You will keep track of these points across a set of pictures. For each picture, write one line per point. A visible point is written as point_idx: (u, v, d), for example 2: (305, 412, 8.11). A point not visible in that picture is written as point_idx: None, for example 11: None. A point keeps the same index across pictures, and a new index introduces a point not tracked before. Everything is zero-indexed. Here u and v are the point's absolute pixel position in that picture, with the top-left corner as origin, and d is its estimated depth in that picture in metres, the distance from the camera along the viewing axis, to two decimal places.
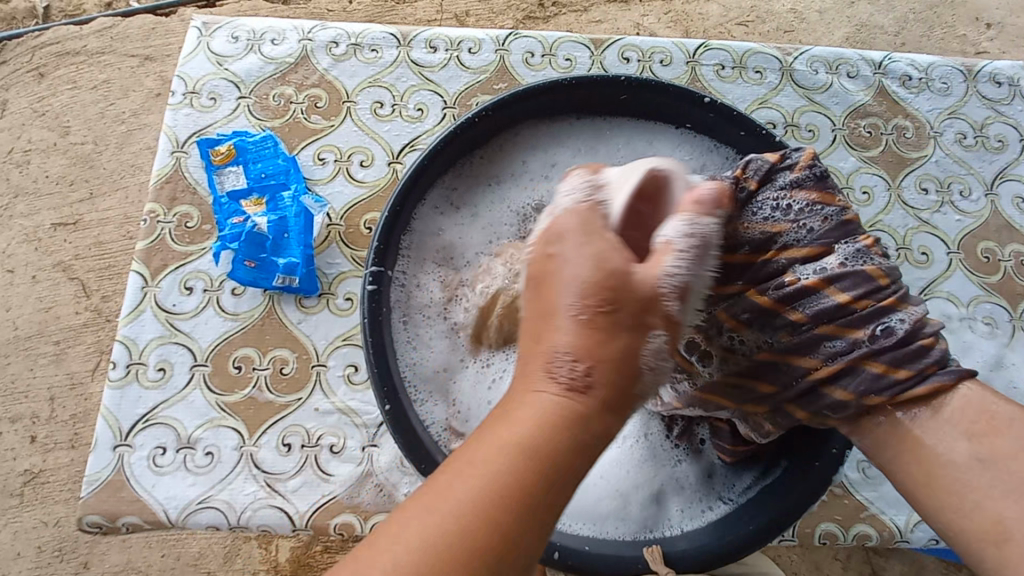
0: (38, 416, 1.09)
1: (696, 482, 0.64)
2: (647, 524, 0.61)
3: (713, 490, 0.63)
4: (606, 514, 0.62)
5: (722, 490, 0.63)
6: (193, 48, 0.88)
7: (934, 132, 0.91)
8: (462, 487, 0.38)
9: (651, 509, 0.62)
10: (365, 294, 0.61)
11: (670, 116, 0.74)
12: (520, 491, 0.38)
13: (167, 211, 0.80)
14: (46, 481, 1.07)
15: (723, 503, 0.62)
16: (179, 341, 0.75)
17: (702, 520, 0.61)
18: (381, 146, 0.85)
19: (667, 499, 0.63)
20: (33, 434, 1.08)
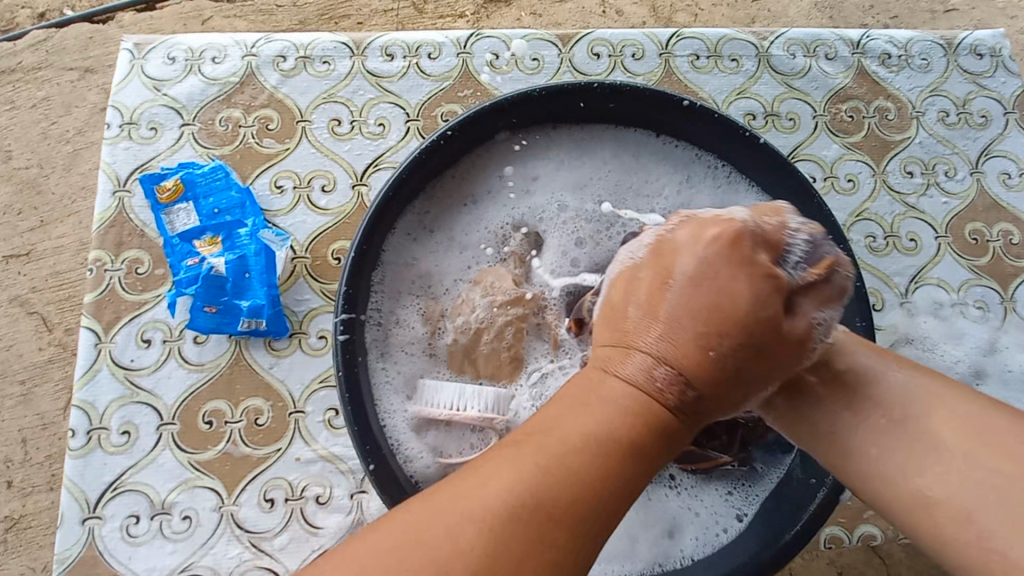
0: (12, 460, 1.02)
1: (710, 503, 0.61)
2: (658, 557, 0.59)
3: (731, 509, 0.60)
4: (612, 552, 0.59)
5: (740, 507, 0.60)
6: (126, 73, 0.81)
7: (916, 112, 0.88)
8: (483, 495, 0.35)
9: (662, 540, 0.60)
10: (337, 345, 0.56)
11: (649, 120, 0.69)
12: (587, 464, 0.37)
13: (115, 257, 0.73)
14: (29, 526, 1.00)
15: (739, 522, 0.59)
16: (141, 399, 0.70)
17: (715, 546, 0.59)
18: (343, 168, 0.79)
19: (682, 526, 0.60)
20: (9, 478, 1.01)
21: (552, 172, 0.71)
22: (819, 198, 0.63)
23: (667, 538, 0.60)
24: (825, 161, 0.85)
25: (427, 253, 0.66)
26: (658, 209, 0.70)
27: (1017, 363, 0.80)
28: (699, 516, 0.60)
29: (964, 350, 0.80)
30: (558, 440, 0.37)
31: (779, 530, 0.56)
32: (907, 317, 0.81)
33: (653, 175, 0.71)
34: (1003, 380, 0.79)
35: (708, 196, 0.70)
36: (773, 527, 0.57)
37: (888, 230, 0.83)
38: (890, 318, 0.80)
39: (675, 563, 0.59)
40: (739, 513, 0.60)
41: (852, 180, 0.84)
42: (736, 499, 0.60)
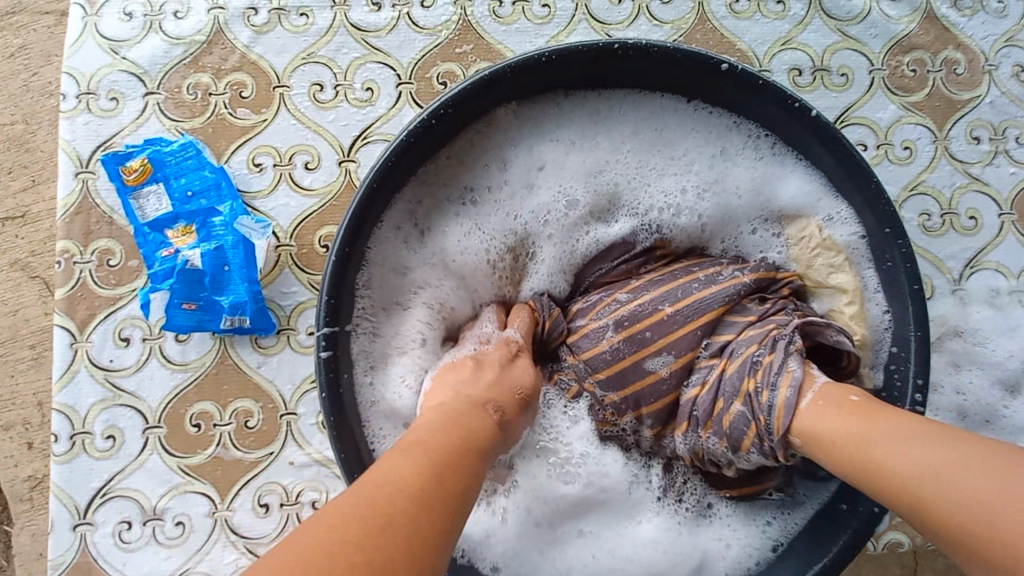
0: None
1: (744, 532, 0.57)
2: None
3: (766, 539, 0.56)
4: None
5: (776, 538, 0.56)
6: (79, 32, 0.71)
7: (990, 65, 0.75)
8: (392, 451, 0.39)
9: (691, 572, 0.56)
10: (320, 364, 0.51)
11: (677, 85, 0.58)
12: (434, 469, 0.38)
13: (84, 248, 0.67)
14: None
15: (774, 554, 0.56)
16: (124, 402, 0.65)
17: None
18: (328, 142, 0.70)
19: (712, 557, 0.57)
20: None
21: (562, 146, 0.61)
22: (871, 169, 0.54)
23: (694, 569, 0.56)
24: (879, 125, 0.73)
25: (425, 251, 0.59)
26: (690, 191, 0.61)
27: None
28: (729, 546, 0.57)
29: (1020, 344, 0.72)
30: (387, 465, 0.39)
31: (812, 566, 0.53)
32: (959, 307, 0.72)
33: (682, 148, 0.61)
34: None
35: (747, 172, 0.60)
36: (809, 563, 0.53)
37: (945, 206, 0.73)
38: (940, 309, 0.72)
39: None
40: (775, 544, 0.56)
41: (909, 147, 0.73)
42: (771, 528, 0.57)
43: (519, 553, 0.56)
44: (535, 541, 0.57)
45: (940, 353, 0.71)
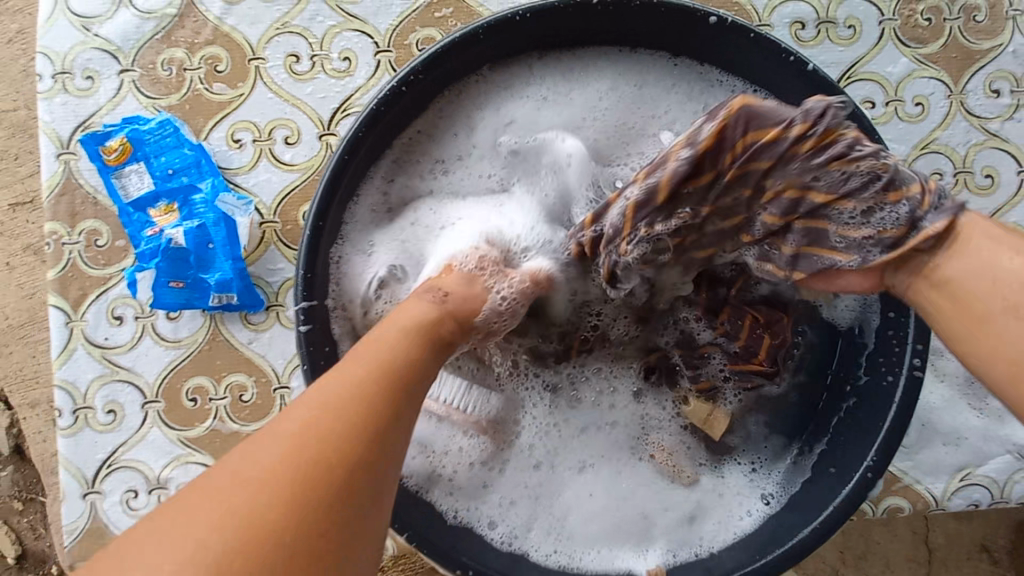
0: None
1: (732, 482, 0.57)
2: (674, 543, 0.55)
3: (755, 489, 0.56)
4: (625, 541, 0.56)
5: (765, 487, 0.56)
6: (50, 13, 0.70)
7: (1014, 9, 0.66)
8: (307, 413, 0.35)
9: (679, 527, 0.56)
10: (301, 338, 0.50)
11: (662, 39, 0.55)
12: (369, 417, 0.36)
13: (71, 230, 0.68)
14: None
15: (763, 504, 0.55)
16: (122, 378, 0.68)
17: (738, 532, 0.54)
18: (307, 115, 0.69)
19: (702, 514, 0.56)
20: None
21: (536, 112, 0.59)
22: (877, 129, 0.50)
23: (686, 523, 0.56)
24: (889, 80, 0.66)
25: (409, 230, 0.59)
26: None
27: None
28: (721, 499, 0.57)
29: None
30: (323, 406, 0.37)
31: (804, 520, 0.51)
32: None
33: (664, 109, 0.59)
34: None
35: None
36: (797, 514, 0.53)
37: (960, 165, 0.66)
38: None
39: (692, 553, 0.55)
40: (765, 494, 0.56)
41: (921, 103, 0.66)
42: (762, 480, 0.57)
43: (512, 517, 0.56)
44: (528, 497, 0.57)
45: None
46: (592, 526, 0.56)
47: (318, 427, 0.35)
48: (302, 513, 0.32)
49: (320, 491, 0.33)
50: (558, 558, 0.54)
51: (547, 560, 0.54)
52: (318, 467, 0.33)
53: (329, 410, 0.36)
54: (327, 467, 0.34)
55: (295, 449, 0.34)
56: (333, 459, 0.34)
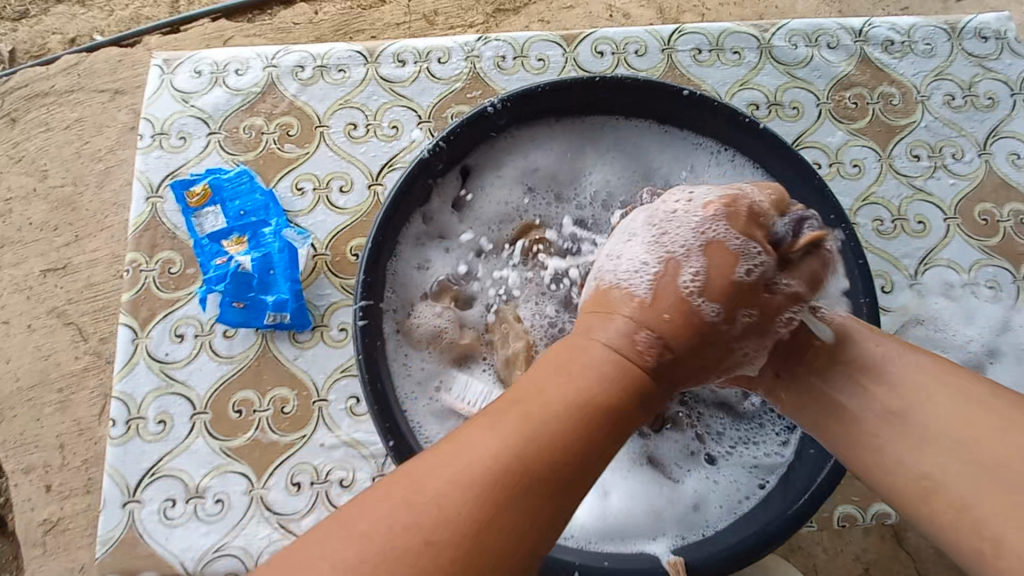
0: (50, 465, 1.07)
1: (730, 472, 0.63)
2: (682, 527, 0.60)
3: (753, 478, 0.62)
4: (638, 529, 0.61)
5: (761, 476, 0.62)
6: (156, 88, 0.87)
7: (922, 96, 0.89)
8: (484, 449, 0.39)
9: (686, 513, 0.61)
10: (358, 330, 0.60)
11: (650, 110, 0.72)
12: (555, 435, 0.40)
13: (149, 258, 0.78)
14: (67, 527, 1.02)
15: (761, 489, 0.61)
16: (176, 390, 0.74)
17: (738, 513, 0.60)
18: (359, 169, 0.83)
19: (705, 500, 0.62)
20: (47, 482, 1.06)
21: (553, 162, 0.74)
22: (817, 172, 0.64)
23: (692, 508, 0.61)
24: (830, 147, 0.86)
25: (445, 253, 0.71)
26: None
27: None
28: (722, 487, 0.62)
29: (974, 331, 0.80)
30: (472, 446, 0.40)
31: (797, 494, 0.58)
32: (917, 298, 0.81)
33: (655, 164, 0.74)
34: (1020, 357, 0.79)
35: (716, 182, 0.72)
36: (792, 491, 0.58)
37: (896, 213, 0.84)
38: (901, 299, 0.80)
39: (699, 534, 0.60)
40: (761, 481, 0.62)
41: (859, 166, 0.85)
42: (758, 470, 0.62)
43: None
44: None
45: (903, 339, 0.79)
46: (607, 514, 0.62)
47: (490, 463, 0.38)
48: (485, 539, 0.36)
49: (489, 505, 0.37)
50: (577, 542, 0.59)
51: (568, 544, 0.59)
52: (492, 486, 0.38)
53: (505, 429, 0.40)
54: (459, 504, 0.37)
55: (460, 477, 0.38)
56: (504, 485, 0.38)
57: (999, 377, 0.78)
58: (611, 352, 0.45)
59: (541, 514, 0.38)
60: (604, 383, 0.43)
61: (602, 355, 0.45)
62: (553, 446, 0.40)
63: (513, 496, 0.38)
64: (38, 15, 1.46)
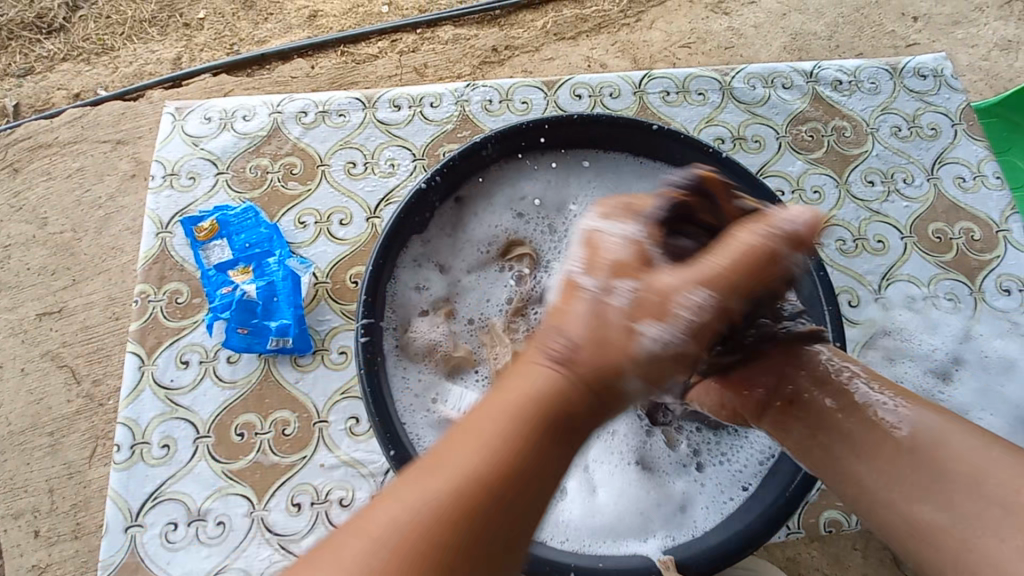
0: (39, 510, 1.06)
1: (715, 475, 0.66)
2: (670, 529, 0.64)
3: (737, 480, 0.65)
4: (628, 532, 0.64)
5: (744, 478, 0.65)
6: (168, 133, 0.93)
7: (871, 129, 0.98)
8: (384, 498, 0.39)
9: (674, 515, 0.64)
10: (359, 346, 0.64)
11: (626, 145, 0.79)
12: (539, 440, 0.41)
13: (158, 289, 0.83)
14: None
15: (744, 491, 0.64)
16: (180, 415, 0.77)
17: (723, 513, 0.63)
18: (358, 203, 0.89)
19: (691, 501, 0.65)
20: (36, 528, 1.05)
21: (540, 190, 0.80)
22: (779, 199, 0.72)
23: (680, 510, 0.65)
24: (791, 176, 0.94)
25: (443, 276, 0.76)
26: None
27: (993, 348, 0.85)
28: (707, 490, 0.65)
29: (938, 340, 0.85)
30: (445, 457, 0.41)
31: (777, 493, 0.61)
32: (883, 311, 0.86)
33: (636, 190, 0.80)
34: (981, 364, 0.84)
35: None
36: (773, 491, 0.62)
37: (856, 233, 0.91)
38: (868, 313, 0.86)
39: (687, 534, 0.63)
40: (744, 483, 0.65)
41: (818, 191, 0.93)
42: (741, 472, 0.66)
43: None
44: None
45: (873, 349, 0.84)
46: (599, 519, 0.65)
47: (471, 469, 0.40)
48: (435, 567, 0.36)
49: (433, 541, 0.37)
50: (571, 545, 0.62)
51: (563, 548, 0.62)
52: (421, 534, 0.37)
53: (439, 474, 0.40)
54: (435, 529, 0.37)
55: (414, 522, 0.38)
56: (492, 482, 0.39)
57: (965, 383, 0.83)
58: (550, 367, 0.44)
59: (509, 512, 0.39)
60: (542, 403, 0.43)
61: (549, 376, 0.44)
62: (503, 465, 0.40)
63: (496, 503, 0.39)
64: (46, 73, 1.55)
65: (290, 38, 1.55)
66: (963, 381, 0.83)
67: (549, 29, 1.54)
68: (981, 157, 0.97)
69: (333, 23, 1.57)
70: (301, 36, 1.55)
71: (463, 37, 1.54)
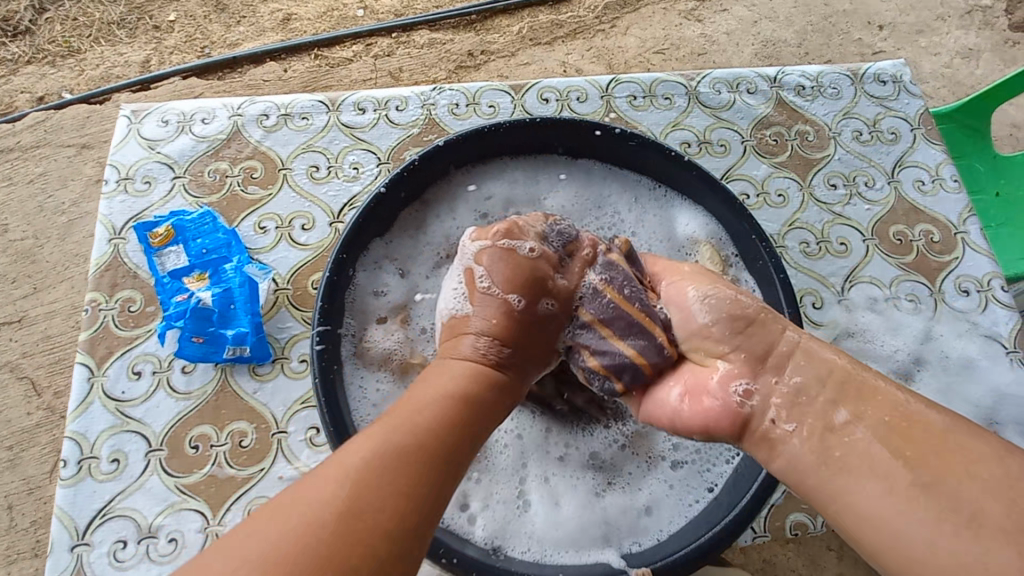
0: None
1: (682, 477, 0.66)
2: (636, 536, 0.63)
3: (703, 482, 0.65)
4: (592, 541, 0.63)
5: (710, 480, 0.65)
6: (124, 136, 0.91)
7: (833, 133, 1.00)
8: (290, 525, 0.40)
9: (640, 520, 0.64)
10: (314, 354, 0.63)
11: (595, 148, 0.78)
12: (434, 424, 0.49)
13: (110, 297, 0.80)
14: None
15: (710, 493, 0.64)
16: (131, 428, 0.74)
17: (690, 516, 0.63)
18: (321, 208, 0.87)
19: (657, 507, 0.64)
20: None
21: (506, 193, 0.79)
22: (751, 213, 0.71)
23: (645, 516, 0.64)
24: (756, 179, 0.95)
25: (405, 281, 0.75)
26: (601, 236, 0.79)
27: (953, 348, 0.86)
28: (674, 492, 0.65)
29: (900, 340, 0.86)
30: (316, 491, 0.42)
31: (742, 493, 0.61)
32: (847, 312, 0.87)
33: (602, 197, 0.79)
34: (942, 364, 0.85)
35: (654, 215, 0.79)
36: (739, 492, 0.61)
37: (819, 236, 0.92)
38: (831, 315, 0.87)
39: (653, 540, 0.62)
40: (710, 484, 0.65)
41: (782, 195, 0.94)
42: (709, 473, 0.65)
43: (489, 524, 0.63)
44: (506, 507, 0.64)
45: None
46: (564, 529, 0.63)
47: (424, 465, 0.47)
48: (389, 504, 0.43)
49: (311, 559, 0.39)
50: (532, 556, 0.61)
51: (525, 559, 0.61)
52: (317, 523, 0.40)
53: (323, 490, 0.43)
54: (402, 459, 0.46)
55: (301, 521, 0.40)
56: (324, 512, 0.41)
57: (926, 383, 0.84)
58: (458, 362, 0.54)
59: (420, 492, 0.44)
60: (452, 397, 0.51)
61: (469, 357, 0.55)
62: (356, 476, 0.43)
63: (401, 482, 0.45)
64: (7, 76, 1.49)
65: (263, 41, 1.53)
66: (924, 381, 0.84)
67: (524, 34, 1.54)
68: (939, 161, 0.99)
69: (307, 27, 1.55)
70: (274, 39, 1.53)
71: (438, 42, 1.53)
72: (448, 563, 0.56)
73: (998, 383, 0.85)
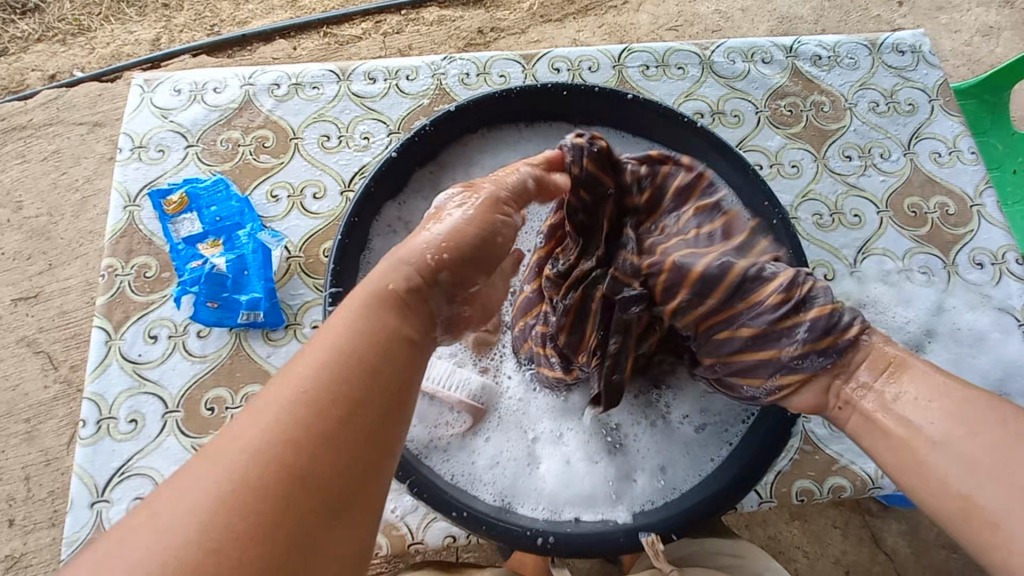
0: (14, 498, 1.05)
1: (695, 436, 0.66)
2: (648, 493, 0.64)
3: (717, 441, 0.66)
4: (601, 499, 0.64)
5: (725, 438, 0.65)
6: (137, 105, 0.91)
7: (849, 103, 0.98)
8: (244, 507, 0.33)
9: (653, 479, 0.65)
10: (327, 314, 0.64)
11: (605, 116, 0.78)
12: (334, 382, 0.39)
13: (125, 263, 0.81)
14: (30, 564, 1.03)
15: (723, 453, 0.65)
16: (148, 391, 0.75)
17: (702, 474, 0.64)
18: (332, 177, 0.88)
19: (670, 467, 0.65)
20: (11, 516, 1.04)
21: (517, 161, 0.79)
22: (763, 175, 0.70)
23: (658, 476, 0.65)
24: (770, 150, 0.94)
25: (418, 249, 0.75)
26: None
27: (966, 321, 0.85)
28: (690, 451, 0.66)
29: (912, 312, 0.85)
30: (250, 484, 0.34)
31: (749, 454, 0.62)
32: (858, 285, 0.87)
33: None
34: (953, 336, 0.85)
35: None
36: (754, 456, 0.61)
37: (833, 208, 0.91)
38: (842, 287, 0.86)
39: (666, 498, 0.63)
40: (724, 443, 0.65)
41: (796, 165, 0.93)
42: (725, 432, 0.66)
43: (500, 482, 0.64)
44: (515, 465, 0.65)
45: None
46: (576, 487, 0.64)
47: (303, 397, 0.36)
48: (276, 525, 0.32)
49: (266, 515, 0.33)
50: (542, 512, 0.62)
51: (534, 515, 0.62)
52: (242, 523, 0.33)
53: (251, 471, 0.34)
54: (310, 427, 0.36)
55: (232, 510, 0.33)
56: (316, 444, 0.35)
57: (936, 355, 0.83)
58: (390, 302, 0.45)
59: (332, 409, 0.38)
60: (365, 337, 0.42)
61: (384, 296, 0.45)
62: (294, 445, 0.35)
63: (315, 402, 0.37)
64: (19, 53, 1.50)
65: (272, 19, 1.52)
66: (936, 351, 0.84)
67: (536, 11, 1.52)
68: (957, 132, 0.97)
69: (317, 3, 1.53)
70: (283, 16, 1.52)
71: (448, 19, 1.51)
72: (459, 517, 0.58)
73: (1009, 356, 0.84)
